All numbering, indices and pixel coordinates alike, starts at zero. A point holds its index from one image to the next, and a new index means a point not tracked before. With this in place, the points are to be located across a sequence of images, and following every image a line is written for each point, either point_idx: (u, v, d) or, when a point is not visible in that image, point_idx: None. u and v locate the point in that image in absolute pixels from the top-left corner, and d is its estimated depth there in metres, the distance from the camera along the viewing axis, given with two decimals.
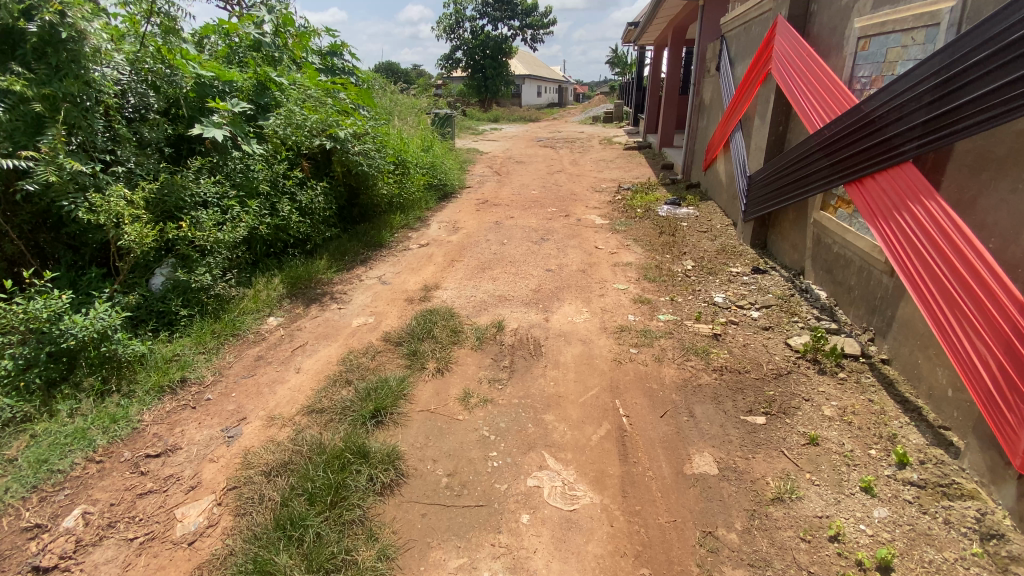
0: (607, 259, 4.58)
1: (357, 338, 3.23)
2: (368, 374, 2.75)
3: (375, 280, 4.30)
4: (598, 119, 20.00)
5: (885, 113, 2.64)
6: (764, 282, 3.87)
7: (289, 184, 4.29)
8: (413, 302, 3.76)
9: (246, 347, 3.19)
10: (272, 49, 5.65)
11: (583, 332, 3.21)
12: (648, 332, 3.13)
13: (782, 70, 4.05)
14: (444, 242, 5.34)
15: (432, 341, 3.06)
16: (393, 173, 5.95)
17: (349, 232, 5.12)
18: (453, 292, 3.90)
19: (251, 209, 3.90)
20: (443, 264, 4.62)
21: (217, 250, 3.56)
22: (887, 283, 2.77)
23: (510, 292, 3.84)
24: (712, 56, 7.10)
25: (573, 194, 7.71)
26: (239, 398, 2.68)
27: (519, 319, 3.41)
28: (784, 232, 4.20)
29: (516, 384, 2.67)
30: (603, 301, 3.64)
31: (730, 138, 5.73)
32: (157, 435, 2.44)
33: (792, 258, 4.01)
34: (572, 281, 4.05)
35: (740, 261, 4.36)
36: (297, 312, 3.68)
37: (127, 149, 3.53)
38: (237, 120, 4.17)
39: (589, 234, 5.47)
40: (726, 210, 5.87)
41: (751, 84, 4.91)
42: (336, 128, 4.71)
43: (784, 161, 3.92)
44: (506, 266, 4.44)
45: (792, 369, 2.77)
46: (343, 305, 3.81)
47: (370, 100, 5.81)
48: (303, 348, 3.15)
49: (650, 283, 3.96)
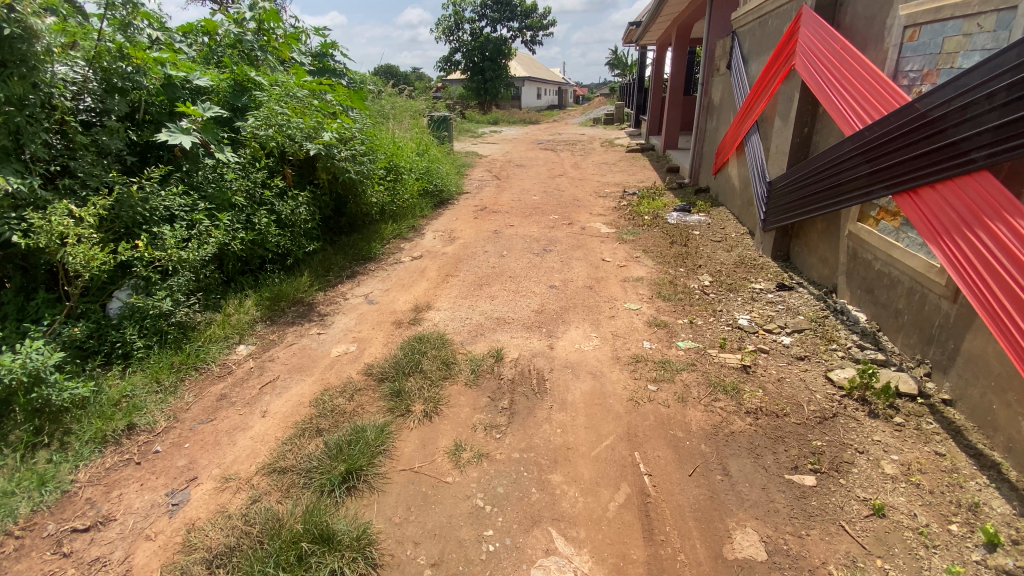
0: (616, 274, 4.19)
1: (335, 373, 2.84)
2: (343, 421, 2.36)
3: (361, 299, 3.90)
4: (600, 121, 19.64)
5: (948, 113, 2.28)
6: (792, 301, 3.48)
7: (267, 194, 3.88)
8: (402, 326, 3.37)
9: (209, 384, 2.80)
10: (254, 48, 5.32)
11: (593, 364, 2.81)
12: (668, 364, 2.73)
13: (810, 66, 3.69)
14: (438, 254, 4.95)
15: (421, 376, 2.67)
16: (383, 179, 5.55)
17: (336, 244, 4.72)
18: (447, 313, 3.50)
19: (221, 223, 3.52)
20: (437, 280, 4.22)
21: (181, 270, 3.17)
22: (947, 309, 2.38)
23: (510, 313, 3.44)
24: (722, 53, 6.71)
25: (576, 199, 7.32)
26: (192, 452, 2.29)
27: (521, 347, 3.01)
28: (811, 245, 3.81)
29: (515, 432, 2.27)
30: (614, 324, 3.24)
31: (745, 139, 5.35)
32: (91, 501, 2.04)
33: (822, 274, 3.62)
34: (579, 300, 3.65)
35: (763, 276, 3.97)
36: (270, 339, 3.29)
37: (79, 159, 3.13)
38: (209, 125, 3.78)
39: (595, 244, 5.08)
40: (741, 217, 5.48)
41: (770, 82, 4.53)
42: (321, 132, 4.32)
43: (811, 165, 3.57)
44: (506, 282, 4.05)
45: (838, 412, 2.38)
46: (323, 329, 3.42)
47: (359, 101, 5.42)
48: (274, 385, 2.76)
49: (665, 302, 3.56)
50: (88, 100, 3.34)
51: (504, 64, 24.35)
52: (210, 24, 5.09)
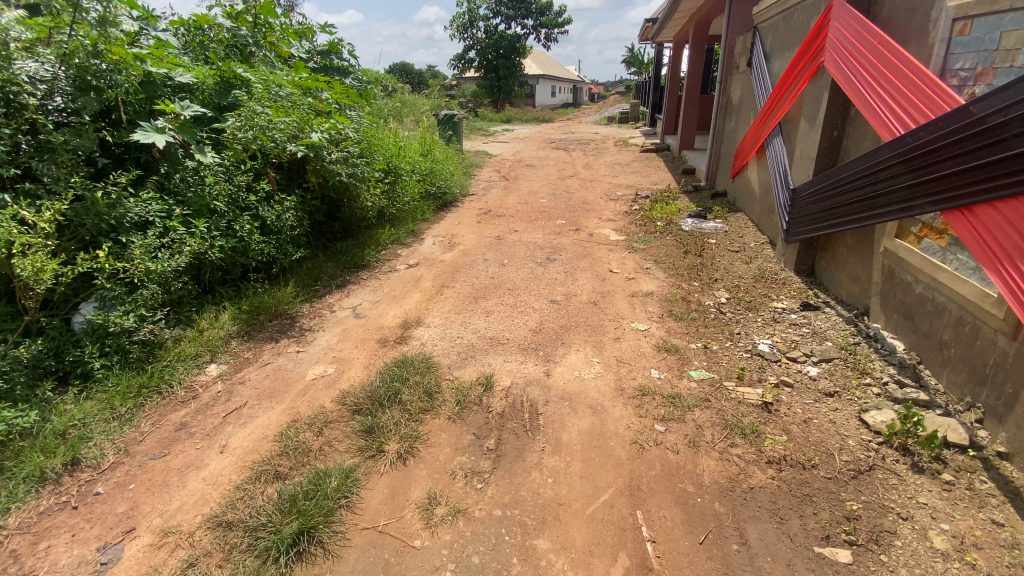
0: (623, 287, 3.87)
1: (307, 401, 2.57)
2: (306, 464, 2.09)
3: (348, 312, 3.64)
4: (614, 120, 19.23)
5: (1009, 121, 1.94)
6: (819, 325, 3.12)
7: (252, 198, 3.63)
8: (388, 345, 3.09)
9: (169, 411, 2.56)
10: (249, 44, 5.10)
11: (593, 396, 2.50)
12: (679, 400, 2.41)
13: (841, 64, 3.34)
14: (436, 262, 4.67)
15: (399, 408, 2.38)
16: (381, 181, 5.28)
17: (328, 251, 4.46)
18: (436, 331, 3.21)
19: (197, 230, 3.26)
20: (431, 291, 3.94)
21: (147, 283, 2.92)
22: (1003, 347, 2.04)
23: (505, 332, 3.15)
24: (742, 51, 6.32)
25: (585, 202, 6.99)
26: (137, 495, 2.05)
27: (514, 373, 2.71)
28: (840, 260, 3.46)
29: (498, 482, 1.98)
30: (619, 348, 2.92)
31: (766, 142, 4.98)
32: (15, 553, 1.82)
33: (853, 294, 3.27)
34: (581, 318, 3.34)
35: (785, 293, 3.62)
36: (244, 358, 3.04)
37: (44, 162, 2.91)
38: (186, 125, 3.55)
39: (602, 253, 4.76)
40: (761, 225, 5.11)
41: (796, 80, 4.17)
42: (308, 132, 4.03)
43: (841, 173, 3.23)
44: (504, 295, 3.75)
45: (875, 465, 2.05)
46: (303, 347, 3.16)
47: (356, 99, 5.13)
48: (238, 415, 2.51)
49: (677, 322, 3.24)
50: (58, 99, 3.12)
51: (517, 62, 24.02)
52: (203, 18, 4.85)
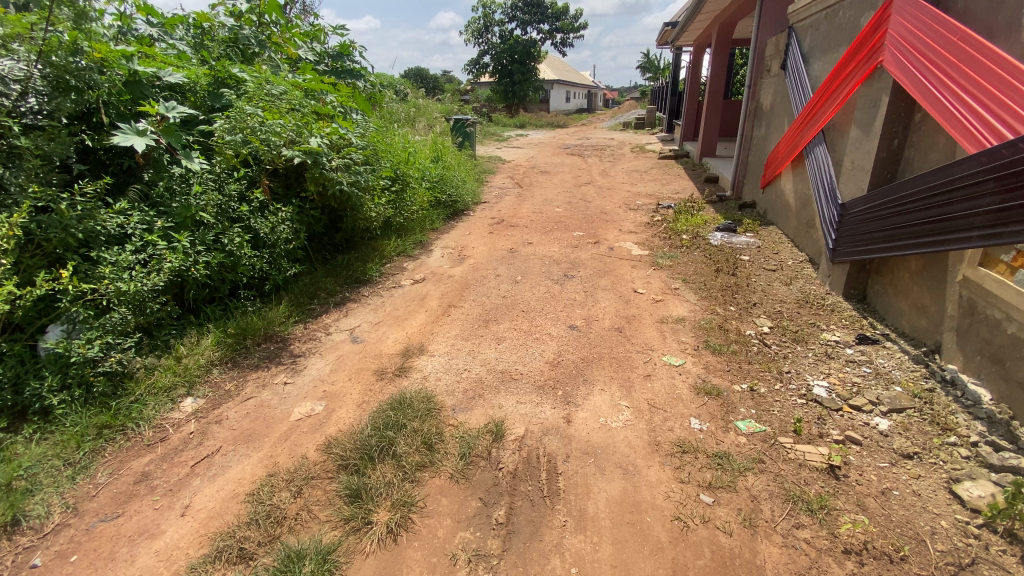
0: (650, 311, 3.48)
1: (288, 448, 2.22)
2: (277, 538, 1.74)
3: (345, 336, 3.27)
4: (630, 126, 18.84)
5: None
6: (883, 365, 2.70)
7: (243, 208, 3.32)
8: (385, 377, 2.72)
9: (132, 458, 2.23)
10: (251, 44, 4.84)
11: (623, 451, 2.11)
12: (727, 461, 2.02)
13: (908, 65, 2.95)
14: (443, 278, 4.32)
15: (393, 464, 2.02)
16: (387, 190, 4.93)
17: (328, 265, 4.11)
18: (440, 361, 2.83)
19: (180, 244, 2.95)
20: (436, 312, 3.57)
21: (117, 305, 2.61)
22: None
23: (518, 365, 2.76)
24: (775, 53, 5.91)
25: (604, 212, 6.60)
26: (77, 570, 1.71)
27: (528, 418, 2.32)
28: (901, 287, 3.03)
29: (507, 572, 1.61)
30: (650, 389, 2.52)
31: (806, 151, 4.54)
32: None
33: (920, 327, 2.84)
34: (604, 348, 2.95)
35: (836, 324, 3.19)
36: (225, 390, 2.70)
37: (12, 169, 2.58)
38: (172, 128, 3.26)
39: (625, 270, 4.36)
40: (798, 241, 4.66)
41: (845, 83, 3.75)
42: (306, 137, 3.70)
43: (904, 190, 2.86)
44: (517, 319, 3.38)
45: (979, 557, 1.63)
46: (292, 378, 2.81)
47: (362, 102, 4.80)
48: (208, 464, 2.17)
49: (715, 356, 2.83)
50: (32, 100, 2.79)
51: (533, 67, 23.76)
52: (202, 16, 4.60)
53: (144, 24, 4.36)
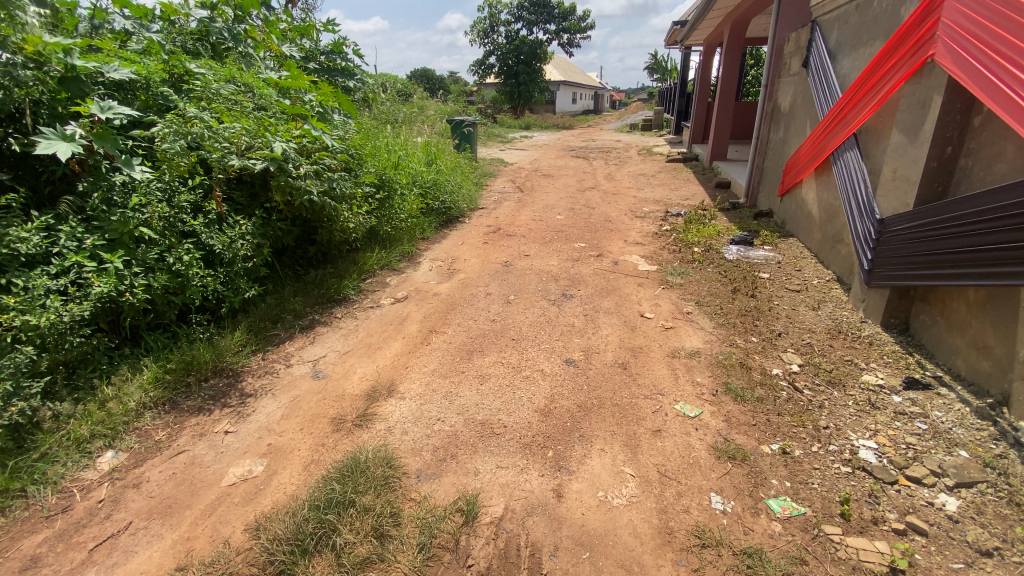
0: (660, 342, 3.04)
1: (210, 528, 1.80)
2: None
3: (306, 369, 2.83)
4: (637, 127, 18.34)
5: None
6: (942, 421, 2.23)
7: (193, 221, 2.91)
8: (343, 427, 2.28)
9: (21, 536, 1.83)
10: (224, 37, 4.44)
11: (626, 544, 1.67)
12: (757, 564, 1.58)
13: (968, 58, 2.48)
14: (428, 296, 3.88)
15: (331, 561, 1.60)
16: (372, 197, 4.51)
17: (299, 282, 3.67)
18: (411, 408, 2.38)
19: (113, 265, 2.55)
20: (415, 340, 3.12)
21: (24, 341, 2.22)
22: None
23: (502, 414, 2.31)
24: (796, 50, 5.42)
25: (608, 221, 6.15)
26: None
27: (509, 491, 1.88)
28: (955, 320, 2.56)
29: None
30: (660, 451, 2.08)
31: (834, 157, 4.06)
32: None
33: (981, 371, 2.38)
34: (606, 391, 2.50)
35: (878, 364, 2.72)
36: (154, 441, 2.28)
37: None
38: (106, 132, 2.78)
39: (631, 289, 3.92)
40: (825, 258, 4.18)
41: (885, 81, 3.28)
42: (268, 141, 3.29)
43: (964, 206, 2.42)
44: (505, 351, 2.94)
45: None
46: (235, 425, 2.38)
47: (345, 102, 4.35)
48: (110, 548, 1.77)
49: (738, 405, 2.38)
50: None
51: (538, 67, 23.32)
52: (169, 8, 4.22)
53: (118, 16, 3.97)
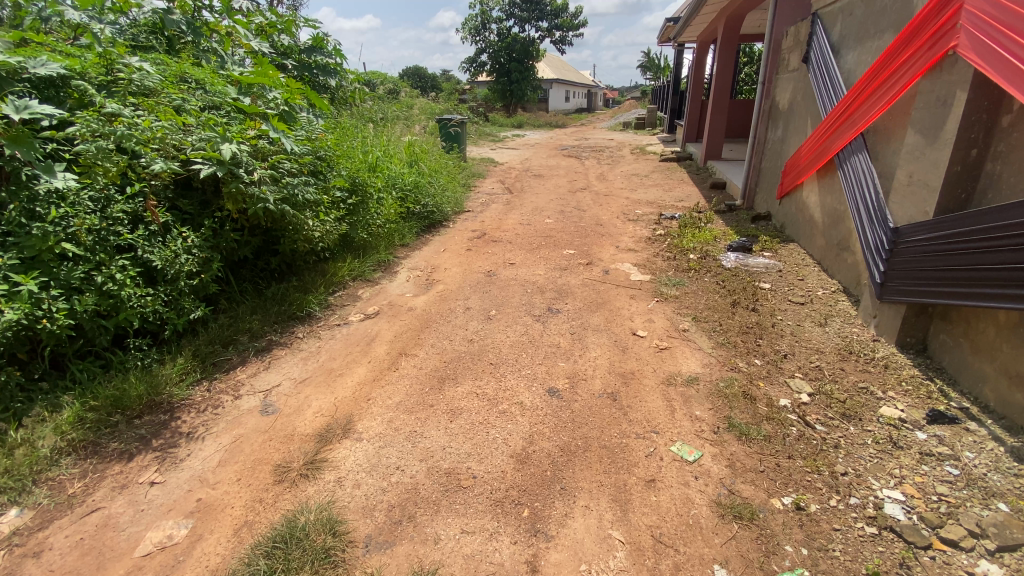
0: (654, 366, 2.74)
1: None
2: None
3: (256, 402, 2.50)
4: (631, 125, 18.07)
5: None
6: (977, 466, 1.94)
7: (128, 234, 2.57)
8: (286, 478, 1.96)
9: None
10: (184, 30, 4.07)
11: None
12: None
13: (985, 40, 2.25)
14: (402, 311, 3.56)
15: None
16: (343, 203, 4.18)
17: (259, 297, 3.33)
18: (368, 452, 2.07)
19: (26, 286, 2.21)
20: (381, 364, 2.81)
21: None
22: None
23: (472, 461, 2.00)
24: (795, 44, 5.13)
25: (600, 224, 5.85)
26: None
27: (474, 564, 1.57)
28: (982, 344, 2.28)
29: None
30: (654, 506, 1.78)
31: (840, 159, 3.77)
32: None
33: (1016, 404, 2.09)
34: (594, 429, 2.19)
35: (897, 393, 2.43)
36: (67, 496, 1.95)
37: None
38: (23, 135, 2.38)
39: (622, 302, 3.62)
40: (829, 267, 3.89)
41: (898, 75, 2.98)
42: (216, 145, 2.95)
43: (999, 216, 2.10)
44: (481, 378, 2.63)
45: None
46: (164, 474, 2.06)
47: (315, 99, 4.01)
48: None
49: (743, 446, 2.08)
50: None
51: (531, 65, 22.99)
52: None
53: None
